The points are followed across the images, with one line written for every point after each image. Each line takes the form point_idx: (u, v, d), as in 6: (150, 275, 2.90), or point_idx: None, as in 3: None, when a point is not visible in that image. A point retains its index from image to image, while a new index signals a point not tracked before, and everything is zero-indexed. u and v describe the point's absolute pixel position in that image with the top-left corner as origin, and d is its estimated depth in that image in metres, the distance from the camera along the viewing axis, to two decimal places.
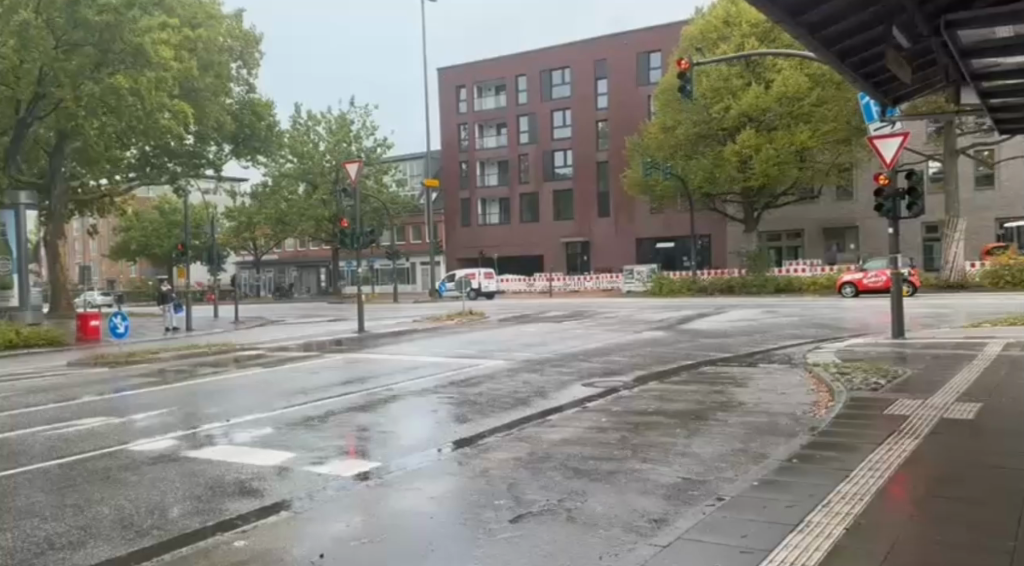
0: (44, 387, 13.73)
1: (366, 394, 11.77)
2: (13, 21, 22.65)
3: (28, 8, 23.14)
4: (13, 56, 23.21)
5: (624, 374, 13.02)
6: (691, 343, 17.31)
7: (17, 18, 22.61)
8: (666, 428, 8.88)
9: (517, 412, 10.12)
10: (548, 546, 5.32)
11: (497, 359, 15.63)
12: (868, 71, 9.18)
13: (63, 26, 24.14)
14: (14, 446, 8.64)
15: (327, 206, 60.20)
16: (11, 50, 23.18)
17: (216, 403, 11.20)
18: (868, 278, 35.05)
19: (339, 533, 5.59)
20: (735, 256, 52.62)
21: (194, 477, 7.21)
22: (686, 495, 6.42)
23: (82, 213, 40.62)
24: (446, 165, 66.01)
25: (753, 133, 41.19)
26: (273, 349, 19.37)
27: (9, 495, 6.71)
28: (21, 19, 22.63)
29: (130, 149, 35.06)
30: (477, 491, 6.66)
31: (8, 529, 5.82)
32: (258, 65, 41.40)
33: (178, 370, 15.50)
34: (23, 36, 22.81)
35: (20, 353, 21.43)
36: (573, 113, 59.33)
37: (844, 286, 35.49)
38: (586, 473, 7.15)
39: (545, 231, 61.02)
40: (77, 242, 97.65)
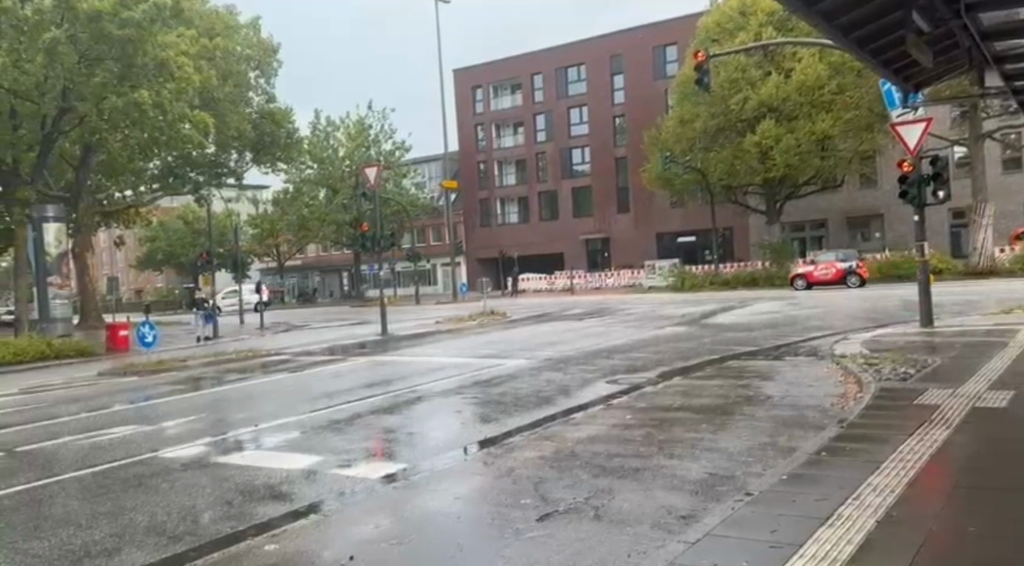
0: (74, 397, 13.86)
1: (391, 396, 11.82)
2: (43, 40, 22.91)
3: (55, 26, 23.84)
4: (39, 72, 23.53)
5: (647, 371, 12.93)
6: (715, 337, 17.18)
7: (47, 36, 22.84)
8: (691, 424, 8.83)
9: (541, 411, 10.11)
10: (577, 545, 5.31)
11: (520, 359, 15.65)
12: (886, 58, 9.07)
13: (86, 41, 24.30)
14: (45, 456, 8.75)
15: (347, 211, 60.73)
16: (39, 66, 23.48)
17: (242, 409, 11.31)
18: (817, 271, 36.58)
19: (369, 536, 5.60)
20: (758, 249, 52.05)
21: (223, 482, 7.28)
22: (713, 490, 6.38)
23: (108, 225, 41.05)
24: (464, 165, 66.33)
25: (773, 124, 40.84)
26: (296, 354, 19.52)
27: (44, 504, 6.78)
28: (51, 37, 22.92)
29: (152, 160, 35.10)
30: (503, 490, 6.67)
31: (45, 537, 5.90)
32: (276, 74, 41.39)
33: (207, 377, 15.66)
34: (53, 52, 23.15)
35: (53, 365, 21.72)
36: (589, 109, 59.20)
37: (795, 279, 37.05)
38: (612, 471, 7.13)
39: (564, 229, 60.83)
40: (104, 253, 99.34)
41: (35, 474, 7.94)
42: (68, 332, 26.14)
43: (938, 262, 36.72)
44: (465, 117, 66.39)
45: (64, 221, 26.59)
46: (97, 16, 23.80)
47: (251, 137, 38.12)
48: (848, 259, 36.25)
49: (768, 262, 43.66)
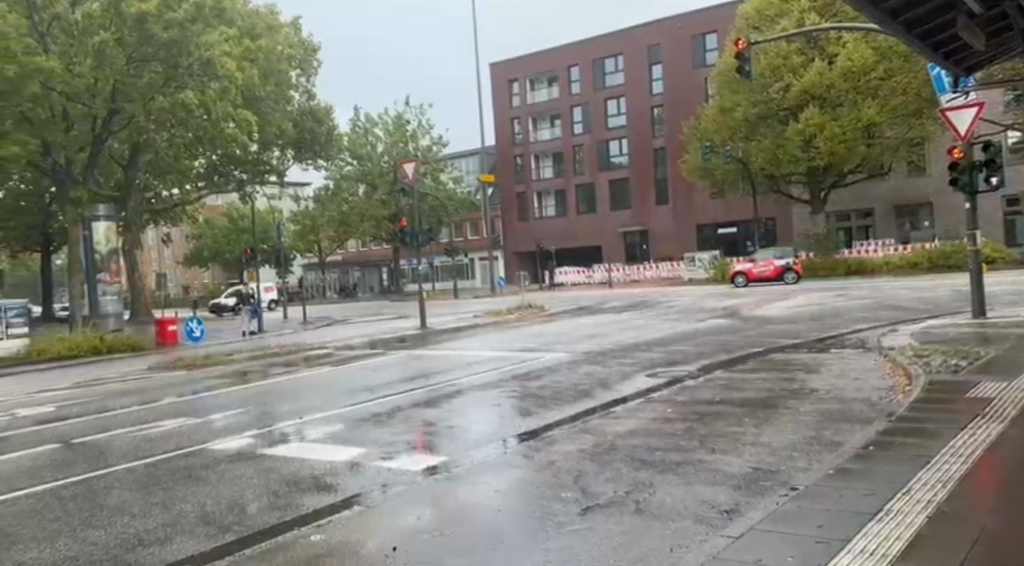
0: (126, 390, 14.19)
1: (430, 389, 11.87)
2: (93, 43, 23.56)
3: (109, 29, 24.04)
4: (90, 74, 24.18)
5: (688, 364, 12.79)
6: (758, 330, 16.95)
7: (96, 39, 23.45)
8: (734, 418, 8.71)
9: (581, 404, 10.07)
10: (617, 539, 5.25)
11: (559, 352, 15.60)
12: (935, 42, 8.85)
13: (134, 44, 24.39)
14: (97, 448, 8.95)
15: (387, 206, 61.12)
16: (90, 69, 24.04)
17: (287, 402, 11.44)
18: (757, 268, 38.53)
19: (412, 527, 5.62)
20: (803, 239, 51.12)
21: (269, 473, 7.37)
22: (757, 485, 6.28)
23: (156, 222, 41.85)
24: (502, 159, 66.44)
25: (817, 113, 40.07)
26: (338, 348, 19.72)
27: (98, 494, 6.93)
28: (100, 40, 23.56)
29: (199, 158, 35.65)
30: (544, 483, 6.64)
31: (101, 526, 6.03)
32: (317, 72, 41.74)
33: (252, 371, 15.92)
34: (102, 53, 23.75)
35: (105, 359, 22.27)
36: (627, 100, 58.72)
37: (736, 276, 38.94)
38: (653, 464, 7.06)
39: (602, 222, 60.49)
40: (152, 250, 101.52)
41: (89, 464, 8.13)
42: (121, 328, 26.72)
43: (990, 251, 35.87)
44: (502, 111, 66.47)
45: (114, 220, 27.09)
46: (142, 18, 23.86)
47: (294, 134, 38.56)
48: (786, 257, 38.05)
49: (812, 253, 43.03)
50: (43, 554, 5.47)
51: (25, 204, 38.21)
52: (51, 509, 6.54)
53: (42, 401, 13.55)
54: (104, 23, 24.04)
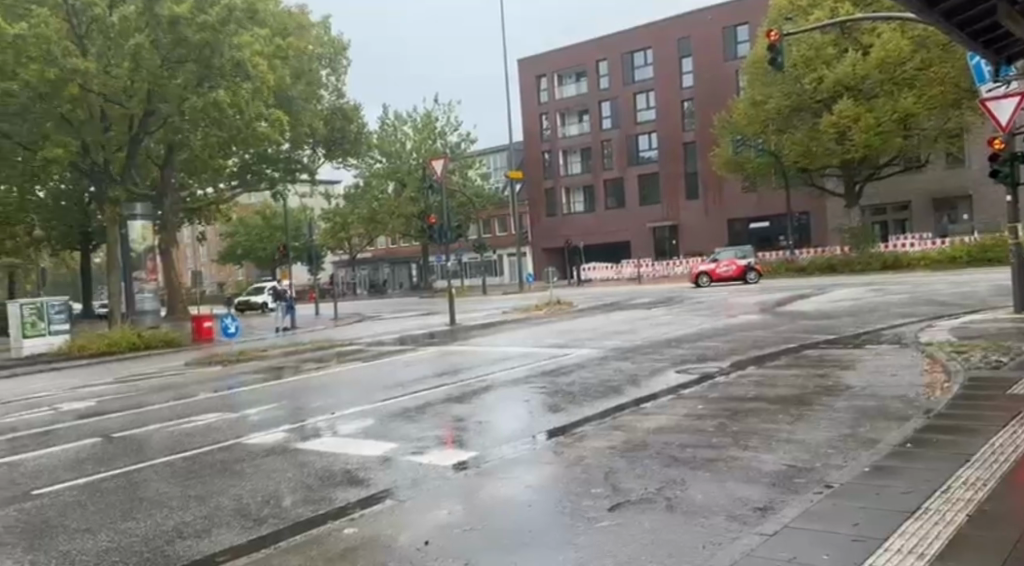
0: (163, 386, 14.40)
1: (460, 385, 11.89)
2: (127, 46, 23.72)
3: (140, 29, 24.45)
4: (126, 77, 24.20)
5: (720, 360, 12.66)
6: (792, 325, 16.76)
7: (130, 43, 23.61)
8: (768, 415, 8.60)
9: (611, 400, 10.03)
10: (649, 535, 5.20)
11: (589, 348, 15.54)
12: (975, 30, 8.68)
13: (167, 45, 24.77)
14: (136, 442, 9.07)
15: (416, 203, 61.31)
16: (125, 70, 24.06)
17: (319, 397, 11.52)
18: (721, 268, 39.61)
19: (444, 521, 5.63)
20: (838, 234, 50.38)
21: (303, 467, 7.41)
22: (791, 483, 6.19)
23: (191, 221, 42.37)
24: (530, 155, 66.39)
25: (852, 104, 39.45)
26: (369, 344, 19.82)
27: (138, 487, 7.03)
28: (135, 42, 23.78)
29: (232, 158, 36.02)
30: (574, 479, 6.62)
31: (142, 518, 6.09)
32: (346, 71, 41.94)
33: (286, 366, 16.05)
34: (137, 57, 23.91)
35: (143, 355, 22.60)
36: (656, 94, 58.32)
37: (699, 276, 39.35)
38: (685, 461, 6.99)
39: (631, 217, 60.16)
40: (187, 249, 102.93)
41: (130, 458, 8.24)
42: (158, 324, 27.04)
43: None
44: (530, 106, 66.41)
45: (151, 217, 26.98)
46: (175, 20, 24.28)
47: (324, 132, 38.92)
48: (746, 257, 39.74)
49: (847, 247, 42.46)
50: (86, 545, 5.54)
51: (64, 203, 38.83)
52: (94, 501, 6.63)
53: (82, 396, 13.79)
54: (136, 25, 24.17)
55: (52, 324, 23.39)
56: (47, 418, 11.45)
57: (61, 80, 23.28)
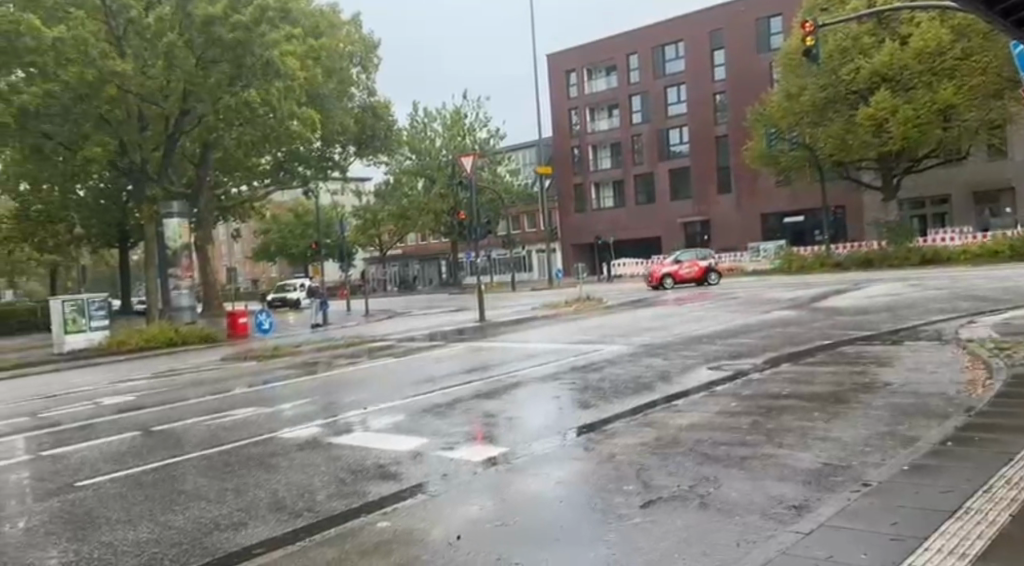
0: (199, 381, 14.58)
1: (490, 381, 11.88)
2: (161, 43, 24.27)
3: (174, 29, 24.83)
4: (161, 76, 24.61)
5: (753, 357, 12.49)
6: (828, 322, 16.48)
7: (164, 40, 24.18)
8: (803, 412, 8.46)
9: (642, 397, 9.94)
10: (682, 533, 5.14)
11: (619, 344, 15.44)
12: (1019, 19, 8.48)
13: (200, 46, 24.87)
14: (174, 436, 9.18)
15: (445, 200, 61.45)
16: (160, 69, 24.57)
17: (351, 392, 11.58)
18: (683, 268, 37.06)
19: (475, 516, 5.61)
20: (875, 228, 49.54)
21: (337, 461, 7.44)
22: (828, 480, 6.08)
23: (226, 219, 42.90)
24: (559, 150, 66.20)
25: (888, 96, 38.81)
26: (400, 340, 19.90)
27: (176, 480, 7.10)
28: (169, 41, 24.31)
29: (265, 156, 36.33)
30: (606, 476, 6.55)
31: (180, 511, 6.15)
32: (377, 69, 42.03)
33: (318, 362, 16.16)
34: (171, 54, 24.43)
35: (179, 350, 22.89)
36: (688, 87, 57.84)
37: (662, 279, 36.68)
38: (718, 459, 6.90)
39: (662, 212, 59.74)
40: (222, 246, 104.32)
41: (167, 451, 8.34)
42: (195, 320, 27.43)
43: None
44: (560, 102, 66.21)
45: (187, 217, 27.20)
46: (209, 21, 24.40)
47: (355, 131, 39.13)
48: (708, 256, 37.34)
49: (885, 242, 41.81)
50: (126, 536, 5.60)
51: (103, 201, 39.41)
52: (134, 494, 6.71)
53: (121, 391, 14.00)
54: (170, 24, 24.76)
55: (92, 321, 23.70)
56: (88, 412, 11.63)
57: (99, 82, 23.88)
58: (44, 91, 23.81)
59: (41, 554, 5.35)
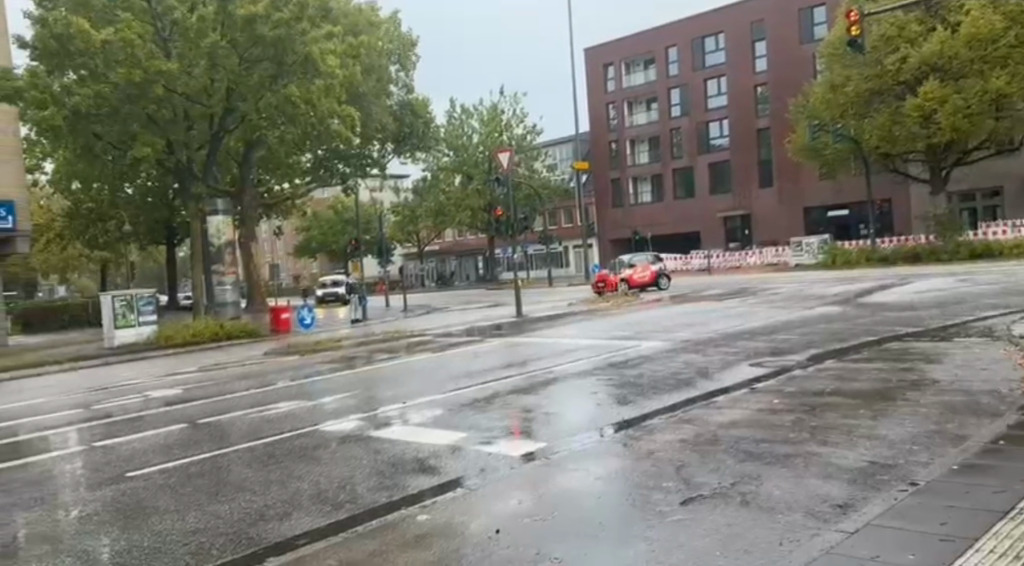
0: (242, 374, 14.80)
1: (527, 376, 11.87)
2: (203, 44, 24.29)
3: (215, 31, 24.80)
4: (204, 76, 24.66)
5: (796, 353, 12.30)
6: (873, 317, 16.14)
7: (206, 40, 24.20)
8: (847, 409, 8.30)
9: (680, 394, 9.83)
10: (723, 530, 5.06)
11: (657, 340, 15.30)
12: None
13: (244, 45, 25.33)
14: (219, 428, 9.32)
15: (482, 196, 61.48)
16: (204, 70, 24.70)
17: (391, 386, 11.66)
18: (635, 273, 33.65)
19: (513, 510, 5.59)
20: (922, 221, 48.58)
21: (378, 454, 7.49)
22: (874, 479, 5.94)
23: (269, 216, 43.54)
24: (597, 145, 65.92)
25: (938, 85, 37.95)
26: (438, 335, 19.97)
27: (222, 471, 7.21)
28: (210, 43, 24.32)
29: (305, 154, 36.71)
30: (645, 472, 6.48)
31: (227, 501, 6.23)
32: (415, 66, 42.22)
33: (357, 356, 16.28)
34: (213, 52, 24.46)
35: (224, 344, 23.27)
36: (728, 79, 57.15)
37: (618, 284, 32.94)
38: (760, 456, 6.79)
39: (701, 206, 59.15)
40: (264, 242, 105.94)
41: (214, 443, 8.47)
42: (239, 315, 27.82)
43: None
44: (597, 96, 65.88)
45: (231, 213, 28.35)
46: (251, 20, 24.69)
47: (393, 128, 39.41)
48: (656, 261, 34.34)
49: (934, 237, 40.90)
50: (176, 526, 5.68)
51: (150, 200, 40.22)
52: (182, 484, 6.82)
53: (168, 384, 14.27)
54: (210, 25, 24.57)
55: (141, 316, 24.18)
56: (137, 404, 11.87)
57: (146, 82, 24.00)
58: (95, 92, 24.29)
59: (95, 542, 5.46)
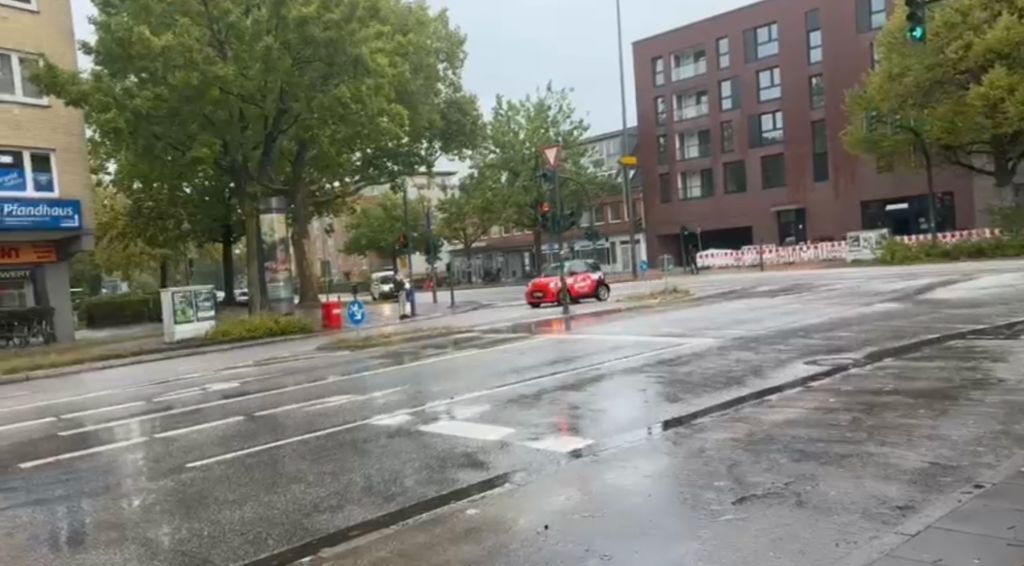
0: (293, 369, 15.01)
1: (575, 372, 11.80)
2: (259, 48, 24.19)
3: (272, 34, 24.97)
4: (259, 78, 24.92)
5: (853, 351, 11.98)
6: (934, 315, 15.65)
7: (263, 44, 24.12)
8: (906, 409, 8.05)
9: (731, 392, 9.64)
10: (778, 531, 4.94)
11: (708, 337, 15.07)
12: None
13: (297, 46, 25.55)
14: (272, 421, 9.44)
15: (528, 193, 61.35)
16: (258, 73, 24.69)
17: (439, 382, 11.68)
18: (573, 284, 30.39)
19: (561, 507, 5.53)
20: (986, 215, 47.12)
21: (427, 449, 7.48)
22: (935, 481, 5.74)
23: (320, 214, 44.07)
24: (645, 139, 65.44)
25: (1005, 73, 36.56)
26: (486, 331, 19.99)
27: (277, 463, 7.29)
28: (265, 44, 24.23)
29: (355, 153, 37.01)
30: (695, 471, 6.37)
31: (281, 493, 6.29)
32: (462, 64, 42.26)
33: (407, 352, 16.36)
34: (267, 58, 24.42)
35: (279, 340, 23.62)
36: (781, 71, 56.15)
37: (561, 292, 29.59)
38: (815, 456, 6.62)
39: (753, 201, 58.20)
40: (317, 240, 107.57)
41: (269, 436, 8.58)
42: (292, 310, 28.26)
43: None
44: (645, 90, 65.36)
45: (285, 213, 28.38)
46: (303, 21, 24.95)
47: (441, 126, 39.52)
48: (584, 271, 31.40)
49: (999, 230, 39.57)
50: (232, 516, 5.75)
51: (207, 198, 41.10)
52: (239, 476, 6.91)
53: (223, 378, 14.56)
54: (264, 27, 24.81)
55: (199, 312, 24.66)
56: (194, 397, 12.10)
57: (203, 85, 24.43)
58: (154, 95, 24.79)
59: (157, 530, 5.56)
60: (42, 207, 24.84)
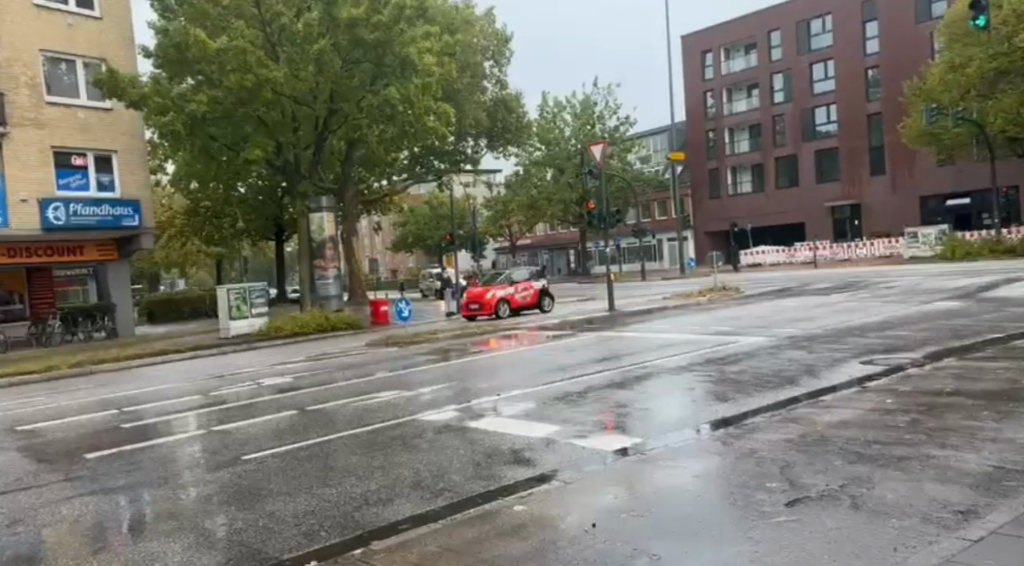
0: (343, 365, 15.17)
1: (622, 371, 11.69)
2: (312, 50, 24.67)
3: (322, 35, 25.32)
4: (311, 80, 25.41)
5: (910, 351, 11.63)
6: (997, 314, 15.12)
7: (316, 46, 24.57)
8: (968, 411, 7.78)
9: (782, 392, 9.45)
10: (834, 534, 4.80)
11: (759, 336, 14.82)
12: None
13: (346, 47, 25.82)
14: (321, 416, 9.54)
15: (574, 189, 61.07)
16: (309, 76, 25.29)
17: (486, 378, 11.68)
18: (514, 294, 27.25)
19: (609, 505, 5.47)
20: None
21: (474, 445, 7.48)
22: (999, 486, 5.52)
23: (368, 212, 44.49)
24: (694, 134, 64.81)
25: None
26: (533, 328, 19.95)
27: (328, 456, 7.37)
28: (320, 47, 24.74)
29: (402, 152, 37.29)
30: (746, 471, 6.24)
31: (331, 486, 6.33)
32: (508, 63, 42.23)
33: (454, 349, 16.39)
34: (320, 59, 24.89)
35: (329, 336, 23.91)
36: (835, 63, 55.05)
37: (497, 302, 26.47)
38: (872, 458, 6.44)
39: (804, 196, 57.17)
40: (365, 238, 108.83)
41: (319, 430, 8.67)
42: (343, 307, 28.61)
43: None
44: (694, 84, 64.71)
45: (334, 210, 28.63)
46: (352, 23, 25.19)
47: (486, 124, 39.55)
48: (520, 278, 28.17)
49: None
50: (286, 508, 5.82)
51: (259, 197, 41.81)
52: (291, 468, 7.00)
53: (275, 373, 14.77)
54: (319, 28, 25.26)
55: (253, 308, 25.08)
56: (246, 391, 12.31)
57: (256, 87, 24.98)
58: (211, 98, 25.52)
59: (212, 520, 5.64)
60: (104, 206, 25.53)
